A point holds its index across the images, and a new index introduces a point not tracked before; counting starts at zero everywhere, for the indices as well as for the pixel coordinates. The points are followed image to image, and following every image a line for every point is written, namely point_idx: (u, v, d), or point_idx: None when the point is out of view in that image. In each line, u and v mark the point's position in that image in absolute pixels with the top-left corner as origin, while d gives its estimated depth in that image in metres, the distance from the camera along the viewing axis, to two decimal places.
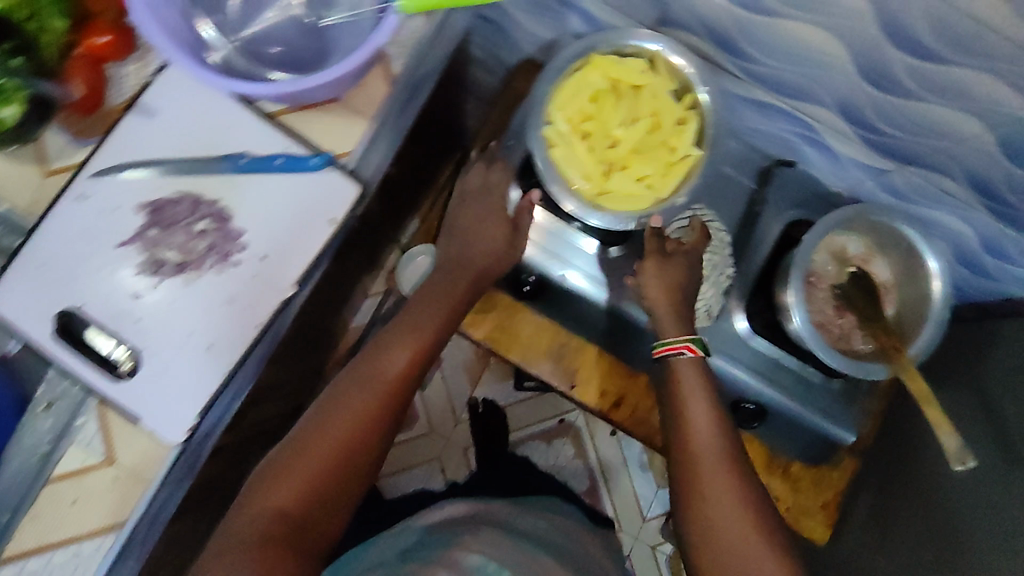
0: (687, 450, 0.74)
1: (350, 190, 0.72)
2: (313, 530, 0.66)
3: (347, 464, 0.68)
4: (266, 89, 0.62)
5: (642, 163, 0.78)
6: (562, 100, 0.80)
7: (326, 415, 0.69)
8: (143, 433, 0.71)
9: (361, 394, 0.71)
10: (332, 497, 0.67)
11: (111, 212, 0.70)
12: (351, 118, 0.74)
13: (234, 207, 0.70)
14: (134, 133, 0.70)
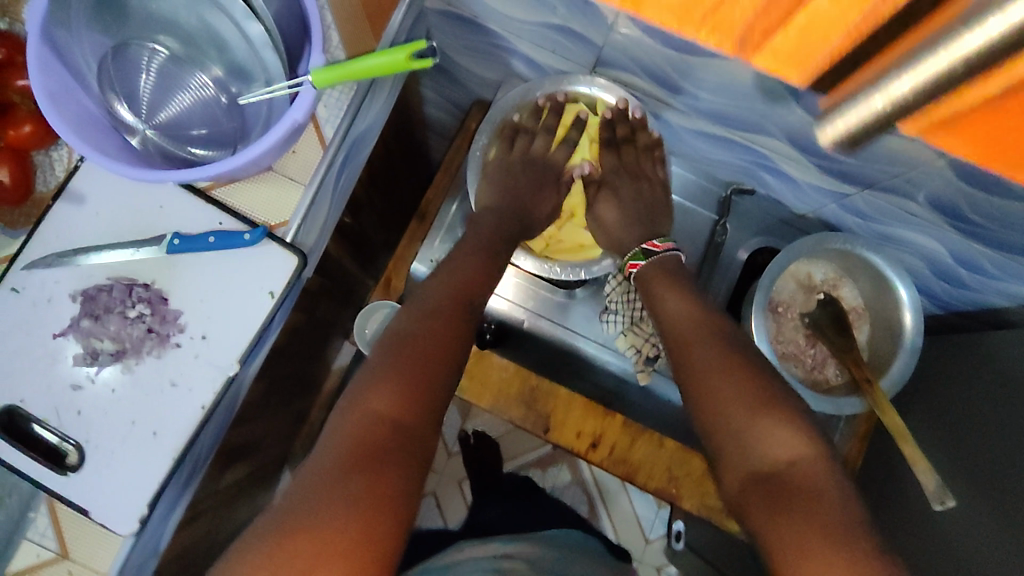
0: (683, 344, 0.71)
1: (289, 261, 0.70)
2: (411, 433, 0.60)
3: (443, 356, 0.66)
4: (185, 173, 0.61)
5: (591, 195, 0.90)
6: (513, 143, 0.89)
7: (383, 366, 0.63)
8: (95, 527, 0.67)
9: (437, 315, 0.68)
10: (410, 416, 0.61)
11: (45, 304, 0.68)
12: (286, 187, 0.73)
13: (170, 288, 0.68)
14: (68, 221, 0.69)
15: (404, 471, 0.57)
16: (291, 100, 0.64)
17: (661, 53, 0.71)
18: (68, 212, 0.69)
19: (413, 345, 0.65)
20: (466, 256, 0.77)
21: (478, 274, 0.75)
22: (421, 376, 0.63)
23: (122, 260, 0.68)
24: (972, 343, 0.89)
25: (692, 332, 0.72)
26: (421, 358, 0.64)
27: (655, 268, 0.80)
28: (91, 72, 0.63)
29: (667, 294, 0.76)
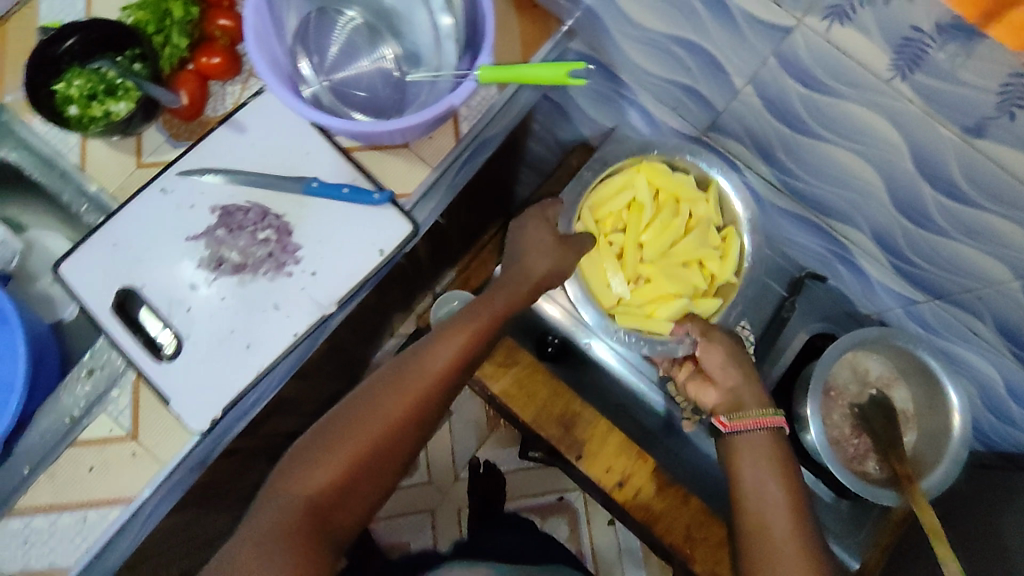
0: (758, 520, 0.66)
1: (403, 227, 0.77)
2: (334, 518, 0.64)
3: (385, 448, 0.66)
4: (349, 126, 0.70)
5: (670, 280, 0.87)
6: (602, 198, 0.90)
7: (316, 444, 0.65)
8: (170, 417, 0.72)
9: (391, 400, 0.67)
10: (335, 504, 0.64)
11: (186, 208, 0.76)
12: (416, 163, 0.81)
13: (297, 222, 0.76)
14: (226, 145, 0.78)
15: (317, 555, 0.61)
16: (452, 85, 0.73)
17: (774, 129, 0.79)
18: (227, 136, 0.79)
19: (353, 432, 0.65)
20: (445, 345, 0.70)
21: (458, 366, 0.70)
22: (349, 463, 0.64)
23: (262, 189, 0.77)
24: (1009, 481, 0.90)
25: (772, 509, 0.67)
26: (351, 448, 0.65)
27: (749, 440, 0.72)
28: (290, 26, 0.73)
29: (757, 463, 0.70)
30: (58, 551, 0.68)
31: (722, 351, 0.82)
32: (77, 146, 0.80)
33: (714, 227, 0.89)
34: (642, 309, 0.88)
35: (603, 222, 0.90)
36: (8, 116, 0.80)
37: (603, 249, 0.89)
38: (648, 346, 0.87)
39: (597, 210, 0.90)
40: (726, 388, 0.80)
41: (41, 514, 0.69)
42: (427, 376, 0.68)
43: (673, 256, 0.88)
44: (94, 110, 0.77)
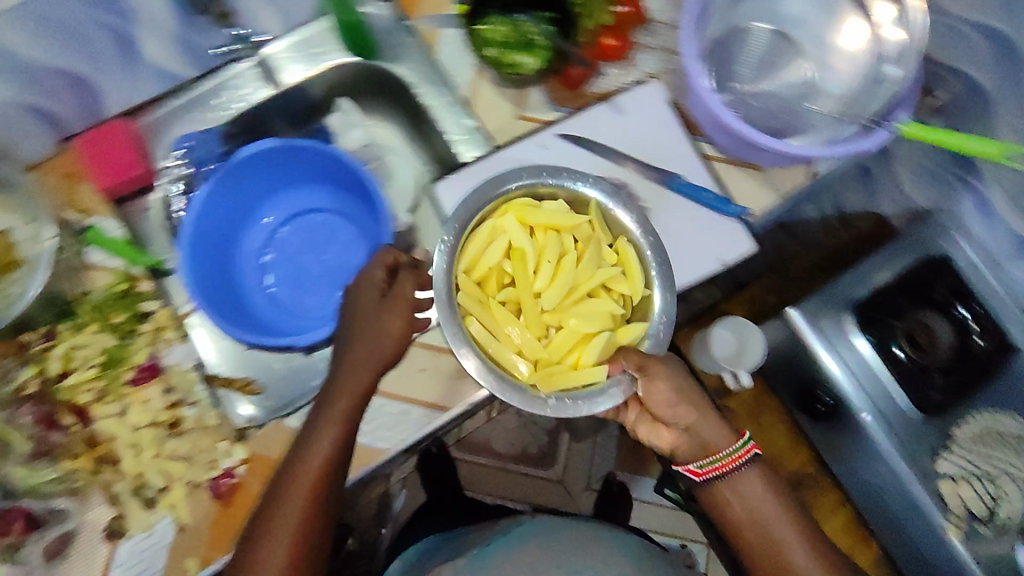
0: (764, 546, 0.74)
1: (746, 245, 0.80)
2: (309, 550, 0.67)
3: (321, 485, 0.66)
4: (738, 124, 0.74)
5: (587, 320, 0.71)
6: (474, 254, 0.71)
7: (261, 541, 0.64)
8: None
9: (314, 453, 0.66)
10: (304, 537, 0.66)
11: (560, 168, 0.82)
12: (767, 187, 0.83)
13: (654, 211, 0.80)
14: (604, 122, 0.84)
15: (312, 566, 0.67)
16: (854, 130, 0.74)
17: None
18: (606, 114, 0.84)
19: (295, 491, 0.65)
20: (357, 376, 0.68)
21: (358, 397, 0.68)
22: (310, 517, 0.66)
23: (627, 170, 0.82)
24: None
25: (788, 540, 0.73)
26: (309, 495, 0.66)
27: (732, 475, 0.75)
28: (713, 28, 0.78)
29: (751, 497, 0.75)
30: (379, 432, 0.77)
31: (665, 378, 0.71)
32: (468, 82, 0.87)
33: (604, 244, 0.73)
34: (566, 357, 0.71)
35: (487, 282, 0.73)
36: (415, 37, 0.88)
37: (496, 311, 0.72)
38: (589, 404, 0.68)
39: (472, 273, 0.72)
40: (683, 428, 0.75)
41: (373, 395, 0.78)
42: (339, 410, 0.67)
43: (574, 288, 0.72)
44: (508, 58, 0.83)
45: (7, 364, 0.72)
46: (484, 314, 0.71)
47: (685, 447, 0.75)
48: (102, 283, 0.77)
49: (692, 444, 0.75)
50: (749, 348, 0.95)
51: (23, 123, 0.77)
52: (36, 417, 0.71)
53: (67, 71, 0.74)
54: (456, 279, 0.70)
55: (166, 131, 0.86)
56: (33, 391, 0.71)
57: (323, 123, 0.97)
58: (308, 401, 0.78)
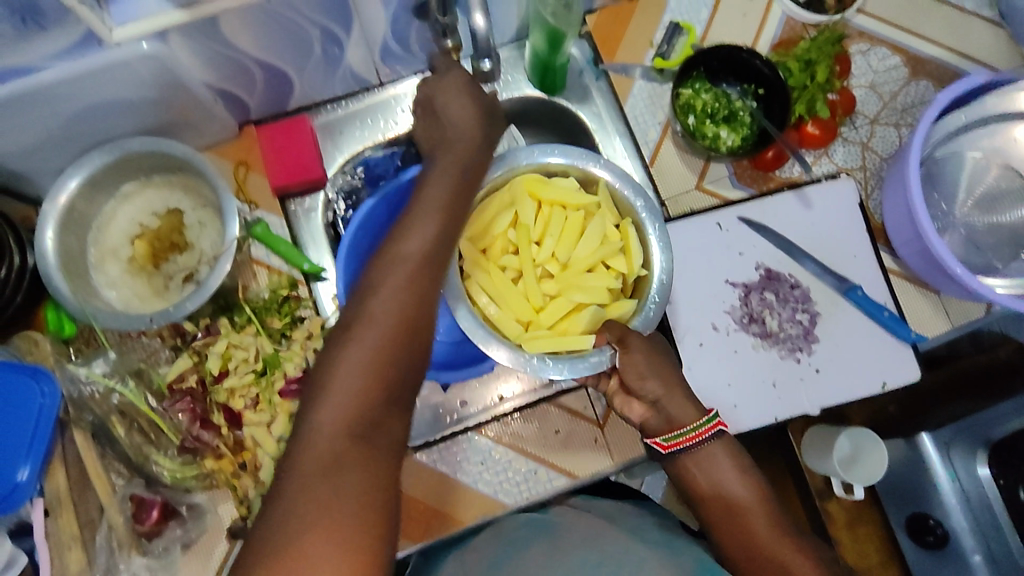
0: (728, 519, 0.66)
1: (913, 373, 0.77)
2: (372, 431, 0.50)
3: (392, 359, 0.51)
4: (948, 254, 0.70)
5: (580, 290, 0.71)
6: (481, 223, 0.71)
7: (347, 370, 0.50)
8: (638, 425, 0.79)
9: (375, 318, 0.52)
10: (372, 414, 0.50)
11: (736, 254, 0.79)
12: (940, 313, 0.80)
13: (825, 319, 0.77)
14: (789, 213, 0.80)
15: (381, 465, 0.49)
16: None
17: None
18: (791, 204, 0.80)
19: (359, 351, 0.51)
20: (424, 225, 0.57)
21: (433, 255, 0.56)
22: (377, 385, 0.50)
23: (802, 268, 0.78)
24: None
25: (744, 502, 0.66)
26: (377, 365, 0.51)
27: (698, 450, 0.68)
28: (937, 140, 0.73)
29: (718, 468, 0.67)
30: (506, 486, 0.77)
31: (644, 352, 0.67)
32: (653, 139, 0.84)
33: (611, 221, 0.71)
34: (553, 324, 0.71)
35: (491, 249, 0.72)
36: (604, 82, 0.85)
37: (497, 274, 0.71)
38: (571, 369, 0.66)
39: (478, 239, 0.71)
40: (652, 400, 0.69)
41: (503, 447, 0.78)
42: (408, 269, 0.55)
43: (575, 263, 0.71)
44: (706, 128, 0.78)
45: (162, 353, 0.74)
46: (485, 279, 0.70)
47: (653, 423, 0.69)
48: (263, 281, 0.79)
49: (661, 421, 0.69)
50: (865, 460, 0.83)
51: (215, 108, 0.76)
52: (188, 414, 0.70)
53: (268, 65, 0.73)
54: (459, 246, 0.70)
55: (341, 132, 0.85)
56: (191, 384, 0.72)
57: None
58: (442, 439, 0.78)
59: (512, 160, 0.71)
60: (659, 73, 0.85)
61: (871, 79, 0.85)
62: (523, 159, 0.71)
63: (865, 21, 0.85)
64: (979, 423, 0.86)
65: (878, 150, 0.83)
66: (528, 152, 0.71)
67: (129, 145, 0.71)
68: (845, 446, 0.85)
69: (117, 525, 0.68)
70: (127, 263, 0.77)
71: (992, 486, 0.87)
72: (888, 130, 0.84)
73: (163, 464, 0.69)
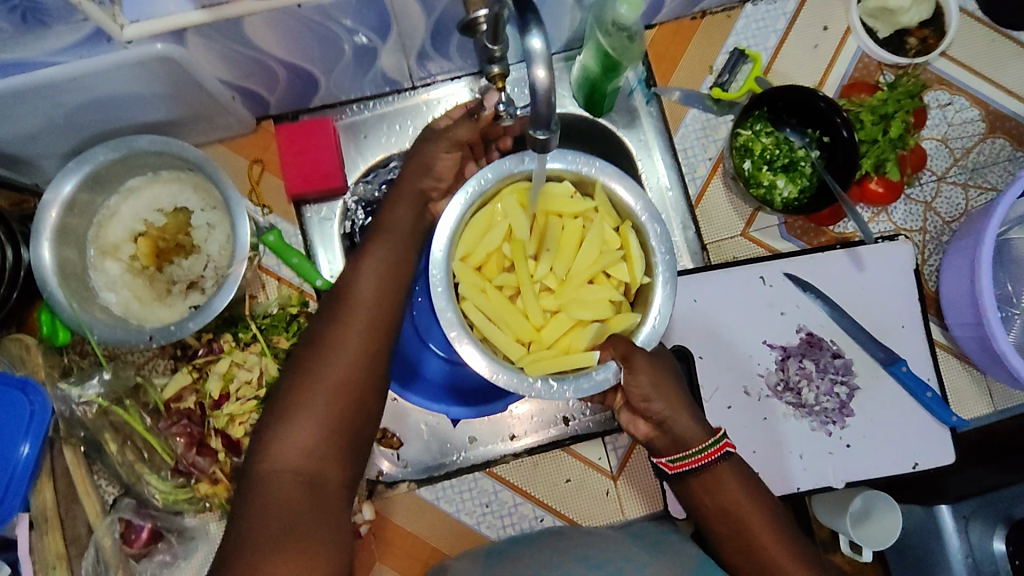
0: (743, 553, 0.55)
1: (948, 458, 0.73)
2: (325, 479, 0.47)
3: (350, 400, 0.48)
4: (1004, 342, 0.66)
5: (581, 306, 0.59)
6: (471, 240, 0.59)
7: (300, 410, 0.47)
8: (653, 481, 0.75)
9: (336, 352, 0.48)
10: (326, 458, 0.47)
11: (776, 312, 0.74)
12: (982, 394, 0.77)
13: (863, 391, 0.73)
14: (840, 273, 0.74)
15: (335, 517, 0.46)
16: None
17: None
18: (844, 265, 0.75)
19: (310, 394, 0.47)
20: (380, 253, 0.52)
21: (391, 283, 0.52)
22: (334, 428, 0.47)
23: (846, 334, 0.74)
24: None
25: (758, 526, 0.55)
26: (334, 407, 0.47)
27: (708, 472, 0.56)
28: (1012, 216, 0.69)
29: (731, 493, 0.55)
30: (508, 531, 0.74)
31: (652, 373, 0.56)
32: (702, 176, 0.78)
33: (608, 226, 0.60)
34: (555, 344, 0.58)
35: (484, 269, 0.60)
36: (655, 107, 0.78)
37: (492, 295, 0.59)
38: (578, 391, 0.55)
39: (469, 259, 0.59)
40: (658, 421, 0.57)
41: (509, 490, 0.75)
42: (365, 303, 0.50)
43: (575, 275, 0.59)
44: (762, 176, 0.73)
45: (157, 363, 0.71)
46: (477, 298, 0.58)
47: (659, 442, 0.58)
48: (272, 292, 0.74)
49: (666, 441, 0.57)
50: (879, 520, 0.68)
51: (232, 104, 0.70)
52: (185, 439, 0.66)
53: (293, 65, 0.66)
54: (450, 267, 0.57)
55: (365, 135, 0.78)
56: (189, 406, 0.68)
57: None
58: (449, 476, 0.75)
59: (500, 166, 0.59)
60: (716, 103, 0.78)
61: (944, 131, 0.78)
62: (510, 165, 0.59)
63: (946, 65, 0.78)
64: (999, 495, 0.71)
65: (941, 212, 0.77)
66: (516, 158, 0.59)
67: (137, 143, 0.66)
68: (860, 503, 0.69)
69: (105, 547, 0.65)
70: (128, 262, 0.71)
71: (1005, 565, 0.70)
72: (955, 190, 0.77)
73: (155, 485, 0.67)
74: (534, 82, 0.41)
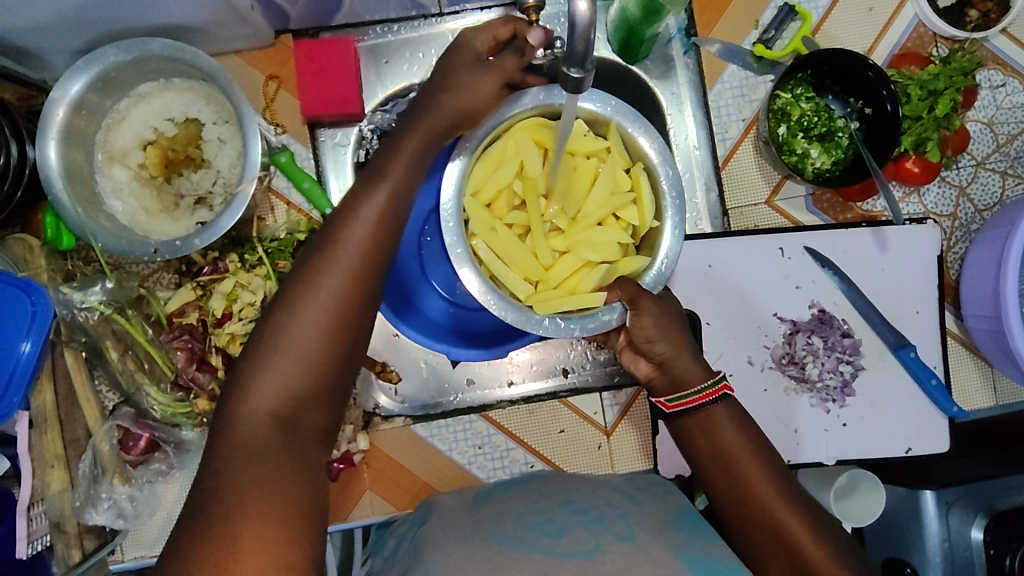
0: (732, 491, 0.55)
1: (941, 445, 0.73)
2: (302, 424, 0.46)
3: (332, 348, 0.46)
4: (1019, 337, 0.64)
5: (589, 248, 0.58)
6: (482, 177, 0.57)
7: (280, 355, 0.45)
8: (645, 441, 0.76)
9: (321, 295, 0.46)
10: (305, 403, 0.46)
11: (789, 286, 0.72)
12: (985, 386, 0.77)
13: (867, 373, 0.72)
14: (862, 252, 0.73)
15: (312, 461, 0.45)
16: None
17: None
18: (866, 244, 0.73)
19: (291, 339, 0.45)
20: (372, 195, 0.49)
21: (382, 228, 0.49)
22: (314, 376, 0.46)
23: (859, 315, 0.72)
24: None
25: (749, 467, 0.55)
26: (315, 354, 0.46)
27: (702, 412, 0.57)
28: None
29: (722, 431, 0.56)
30: (498, 474, 0.75)
31: (656, 315, 0.56)
32: (733, 138, 0.74)
33: (619, 167, 0.58)
34: (562, 284, 0.58)
35: (493, 206, 0.59)
36: (692, 58, 0.75)
37: (501, 232, 0.58)
38: (581, 328, 0.55)
39: (480, 196, 0.58)
40: (659, 361, 0.58)
41: (502, 434, 0.75)
42: (353, 248, 0.48)
43: (585, 216, 0.58)
44: (796, 143, 0.70)
45: (162, 276, 0.70)
46: (486, 233, 0.57)
47: (658, 383, 0.60)
48: (281, 217, 0.73)
49: (665, 381, 0.59)
50: (861, 497, 0.70)
51: (250, 14, 0.66)
52: (185, 355, 0.67)
53: None
54: (461, 202, 0.56)
55: (387, 60, 0.75)
56: (191, 321, 0.67)
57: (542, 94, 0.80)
58: (444, 416, 0.75)
59: (512, 100, 0.56)
60: (757, 61, 0.74)
61: (991, 114, 0.74)
62: (524, 98, 0.57)
63: (1004, 43, 0.74)
64: (985, 486, 0.74)
65: (975, 199, 0.74)
66: (532, 93, 0.57)
67: (150, 46, 0.63)
68: (845, 479, 0.70)
69: (103, 452, 0.66)
70: (136, 170, 0.70)
71: (980, 554, 0.74)
72: (992, 177, 0.74)
73: (155, 398, 0.67)
74: (574, 15, 0.38)
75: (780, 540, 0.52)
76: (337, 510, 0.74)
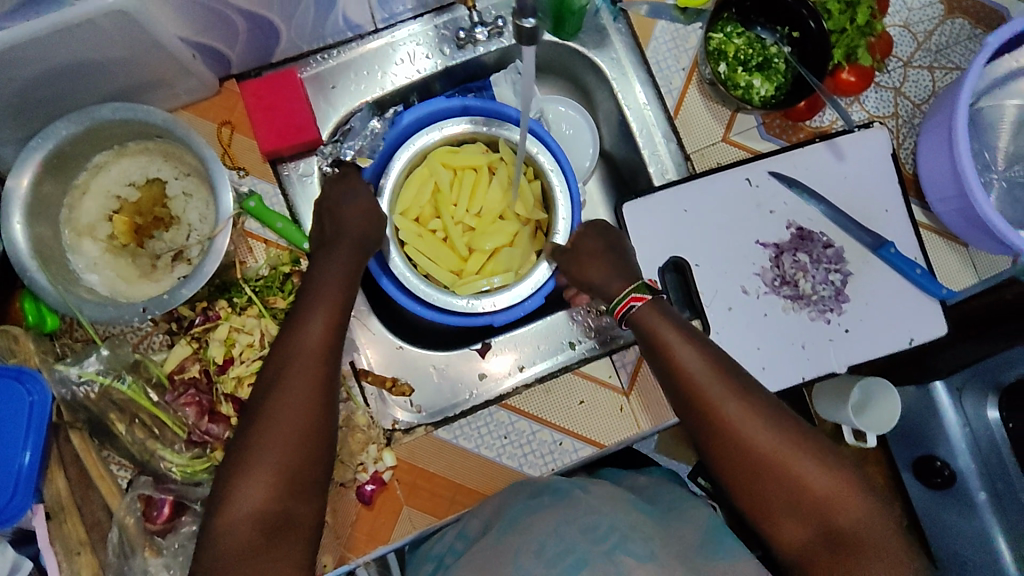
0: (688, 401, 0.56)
1: (939, 328, 0.76)
2: (287, 519, 0.50)
3: (301, 443, 0.51)
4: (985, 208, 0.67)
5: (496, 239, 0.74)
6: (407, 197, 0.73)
7: (253, 461, 0.50)
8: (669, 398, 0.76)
9: (283, 403, 0.51)
10: (289, 499, 0.50)
11: (764, 211, 0.75)
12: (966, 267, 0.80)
13: (856, 277, 0.75)
14: (822, 166, 0.76)
15: (299, 547, 0.50)
16: None
17: None
18: (823, 155, 0.76)
19: (261, 440, 0.50)
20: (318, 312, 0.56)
21: (332, 338, 0.55)
22: (284, 474, 0.50)
23: (835, 225, 0.75)
24: None
25: (705, 381, 0.55)
26: (286, 449, 0.50)
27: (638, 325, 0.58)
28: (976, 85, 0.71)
29: (673, 348, 0.56)
30: (530, 460, 0.73)
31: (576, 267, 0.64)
32: (677, 86, 0.77)
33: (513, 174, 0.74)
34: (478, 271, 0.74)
35: (420, 219, 0.74)
36: (622, 23, 0.77)
37: (426, 237, 0.73)
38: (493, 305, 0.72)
39: (407, 211, 0.73)
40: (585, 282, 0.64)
41: (526, 419, 0.74)
42: (310, 355, 0.53)
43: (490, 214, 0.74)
44: (738, 77, 0.74)
45: (153, 339, 0.69)
46: (414, 241, 0.73)
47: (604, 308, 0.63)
48: (260, 256, 0.72)
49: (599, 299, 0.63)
50: (877, 406, 0.73)
51: (192, 63, 0.66)
52: (194, 409, 0.66)
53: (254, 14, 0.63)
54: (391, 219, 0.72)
55: (333, 84, 0.76)
56: (193, 374, 0.67)
57: (489, 79, 0.82)
58: (464, 415, 0.74)
59: (425, 135, 0.73)
60: (682, 12, 0.77)
61: (905, 17, 0.79)
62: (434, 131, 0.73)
63: None
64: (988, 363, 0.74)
65: (911, 96, 0.78)
66: (437, 127, 0.73)
67: (100, 113, 0.63)
68: (857, 394, 0.74)
69: (129, 526, 0.65)
70: (107, 241, 0.69)
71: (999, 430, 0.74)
72: (921, 73, 0.79)
73: (171, 460, 0.65)
74: None
75: (729, 447, 0.54)
76: (379, 531, 0.71)
